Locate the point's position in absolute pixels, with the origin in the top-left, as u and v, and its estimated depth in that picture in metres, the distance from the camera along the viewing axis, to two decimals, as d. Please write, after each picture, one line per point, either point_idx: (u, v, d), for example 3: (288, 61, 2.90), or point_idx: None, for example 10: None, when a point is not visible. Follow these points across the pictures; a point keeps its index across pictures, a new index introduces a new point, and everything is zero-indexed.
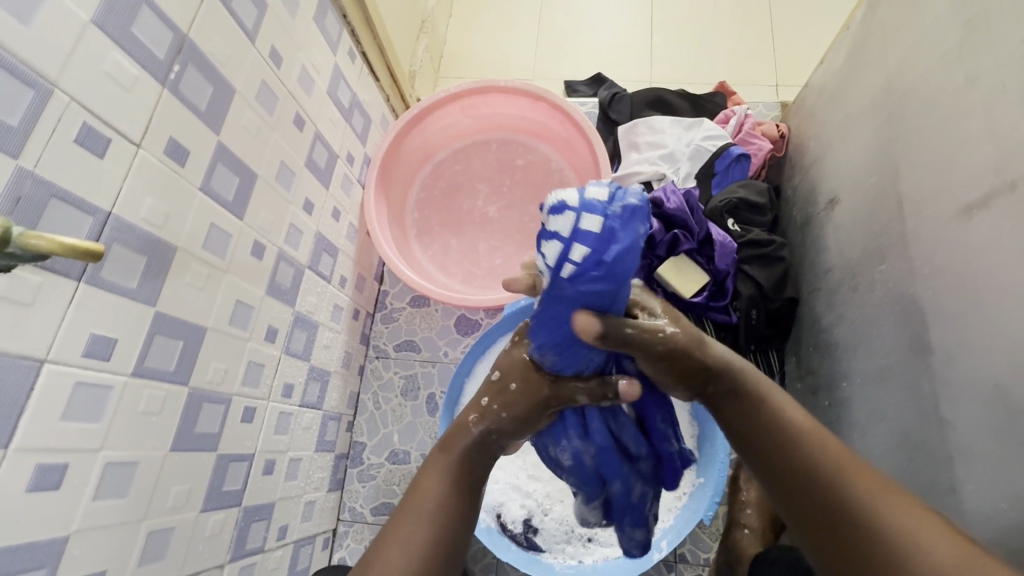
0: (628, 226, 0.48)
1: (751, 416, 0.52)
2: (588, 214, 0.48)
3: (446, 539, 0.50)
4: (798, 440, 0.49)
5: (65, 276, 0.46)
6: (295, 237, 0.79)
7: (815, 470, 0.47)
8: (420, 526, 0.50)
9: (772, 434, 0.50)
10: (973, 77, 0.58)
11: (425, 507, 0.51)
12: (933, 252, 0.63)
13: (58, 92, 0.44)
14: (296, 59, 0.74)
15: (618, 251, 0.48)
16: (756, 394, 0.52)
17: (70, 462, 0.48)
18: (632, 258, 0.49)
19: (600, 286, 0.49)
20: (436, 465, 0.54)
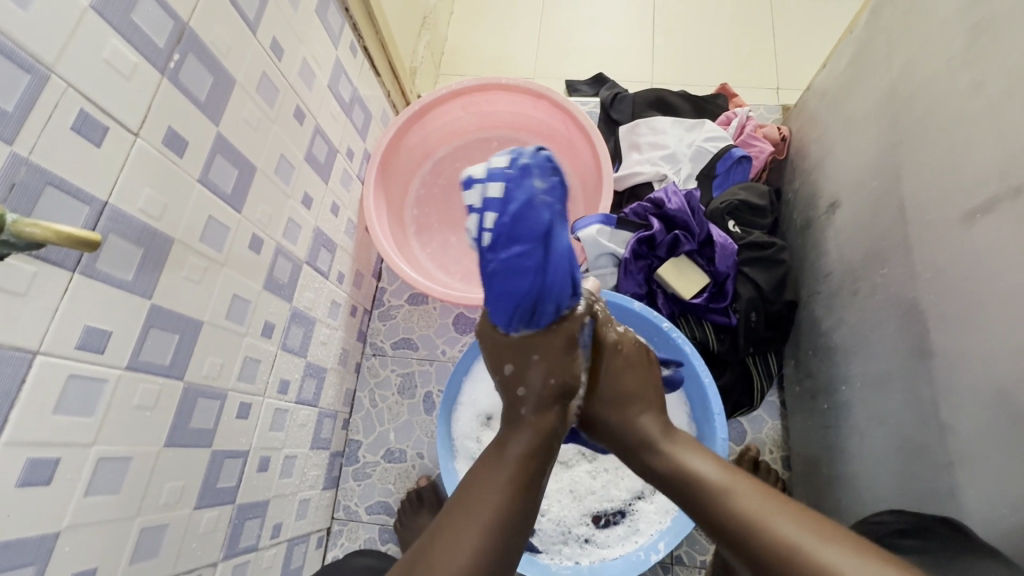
0: (523, 183, 0.55)
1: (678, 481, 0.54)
2: (489, 182, 0.55)
3: (499, 543, 0.49)
4: (723, 496, 0.51)
5: (60, 266, 0.45)
6: (294, 232, 0.78)
7: (739, 520, 0.49)
8: (473, 528, 0.49)
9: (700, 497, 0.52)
10: (979, 81, 0.58)
11: (478, 511, 0.50)
12: (936, 256, 0.63)
13: (54, 77, 0.43)
14: (297, 51, 0.73)
15: (524, 209, 0.55)
16: (675, 461, 0.55)
17: (61, 456, 0.47)
18: (537, 210, 0.55)
19: (521, 246, 0.55)
20: (490, 462, 0.54)
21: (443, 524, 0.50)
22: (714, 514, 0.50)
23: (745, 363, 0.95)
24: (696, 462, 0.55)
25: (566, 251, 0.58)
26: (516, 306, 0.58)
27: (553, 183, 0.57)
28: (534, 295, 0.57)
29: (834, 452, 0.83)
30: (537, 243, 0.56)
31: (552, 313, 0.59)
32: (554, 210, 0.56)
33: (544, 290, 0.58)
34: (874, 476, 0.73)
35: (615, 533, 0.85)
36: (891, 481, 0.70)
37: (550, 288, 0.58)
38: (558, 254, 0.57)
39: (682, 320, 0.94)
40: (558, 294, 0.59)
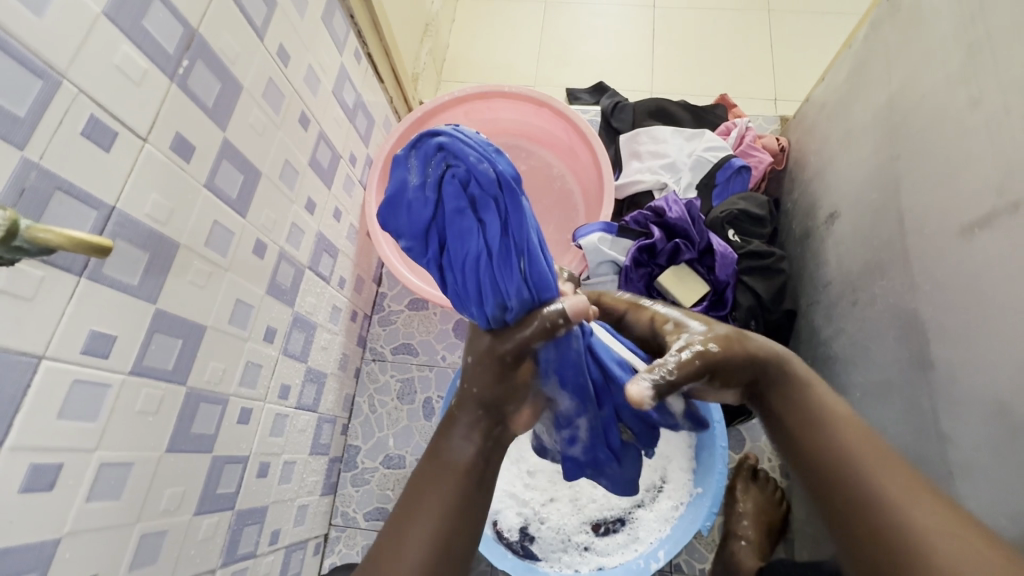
0: (398, 174, 0.45)
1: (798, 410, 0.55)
2: None
3: (449, 533, 0.52)
4: (825, 427, 0.53)
5: (67, 271, 0.45)
6: (297, 237, 0.78)
7: (835, 453, 0.52)
8: (423, 525, 0.51)
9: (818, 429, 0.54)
10: (978, 97, 0.59)
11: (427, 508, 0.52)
12: (936, 268, 0.64)
13: (65, 83, 0.43)
14: (303, 57, 0.73)
15: (393, 205, 0.46)
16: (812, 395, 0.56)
17: (64, 462, 0.47)
18: (410, 210, 0.45)
19: (406, 243, 0.48)
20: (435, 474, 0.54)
21: (397, 521, 0.53)
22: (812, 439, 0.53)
23: None
24: (836, 423, 0.53)
25: (471, 255, 0.47)
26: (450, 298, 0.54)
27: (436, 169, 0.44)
28: (450, 293, 0.51)
29: None
30: (424, 239, 0.47)
31: (482, 314, 0.52)
32: (434, 210, 0.45)
33: (453, 287, 0.50)
34: None
35: (615, 541, 0.85)
36: None
37: (463, 290, 0.50)
38: (457, 258, 0.48)
39: None
40: (479, 297, 0.50)
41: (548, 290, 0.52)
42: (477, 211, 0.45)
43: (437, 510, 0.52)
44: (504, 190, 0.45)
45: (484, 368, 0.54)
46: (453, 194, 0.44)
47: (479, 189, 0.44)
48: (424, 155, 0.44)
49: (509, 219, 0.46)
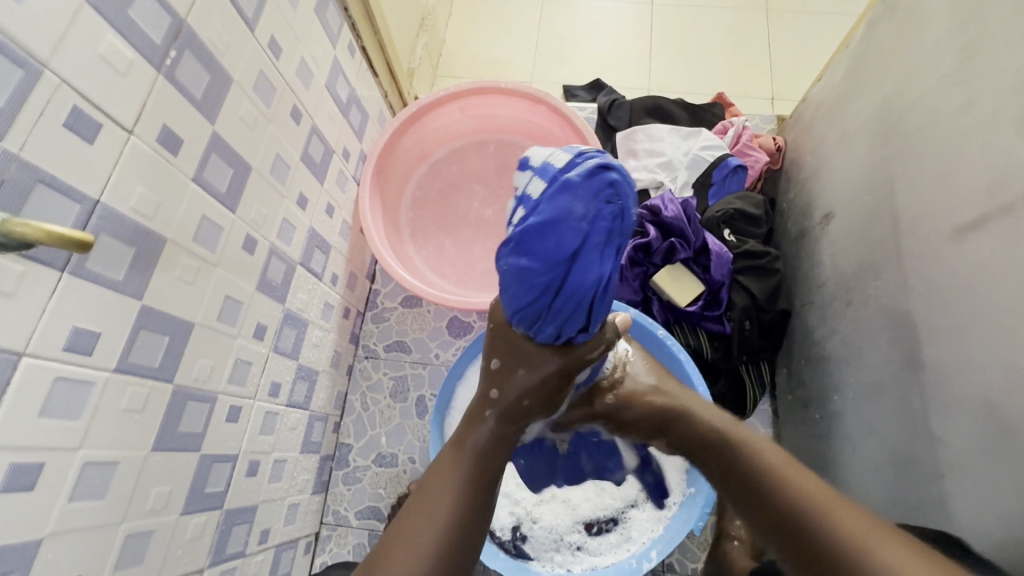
0: (558, 196, 0.42)
1: (733, 462, 0.56)
2: (537, 178, 0.44)
3: (451, 542, 0.50)
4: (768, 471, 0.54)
5: (48, 266, 0.43)
6: (288, 233, 0.77)
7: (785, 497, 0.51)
8: (427, 532, 0.50)
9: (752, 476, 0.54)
10: (974, 98, 0.59)
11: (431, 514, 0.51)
12: (929, 269, 0.63)
13: (47, 72, 0.42)
14: (295, 50, 0.72)
15: (542, 225, 0.42)
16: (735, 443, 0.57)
17: (45, 461, 0.46)
18: (561, 235, 0.42)
19: (526, 262, 0.44)
20: (447, 465, 0.54)
21: (398, 528, 0.51)
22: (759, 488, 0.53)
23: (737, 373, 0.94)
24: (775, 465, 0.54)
25: (591, 285, 0.45)
26: (514, 315, 0.49)
27: (602, 208, 0.43)
28: (532, 314, 0.48)
29: (826, 461, 0.83)
30: (552, 264, 0.44)
31: (553, 335, 0.50)
32: (583, 240, 0.43)
33: (544, 311, 0.47)
34: (867, 486, 0.74)
35: (607, 541, 0.85)
36: (884, 490, 0.70)
37: (554, 313, 0.47)
38: (577, 287, 0.45)
39: (676, 328, 0.94)
40: (564, 323, 0.48)
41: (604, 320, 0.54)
42: (615, 246, 0.45)
43: (443, 518, 0.50)
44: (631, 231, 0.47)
45: (541, 386, 0.54)
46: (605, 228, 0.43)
47: (626, 228, 0.45)
48: (595, 187, 0.42)
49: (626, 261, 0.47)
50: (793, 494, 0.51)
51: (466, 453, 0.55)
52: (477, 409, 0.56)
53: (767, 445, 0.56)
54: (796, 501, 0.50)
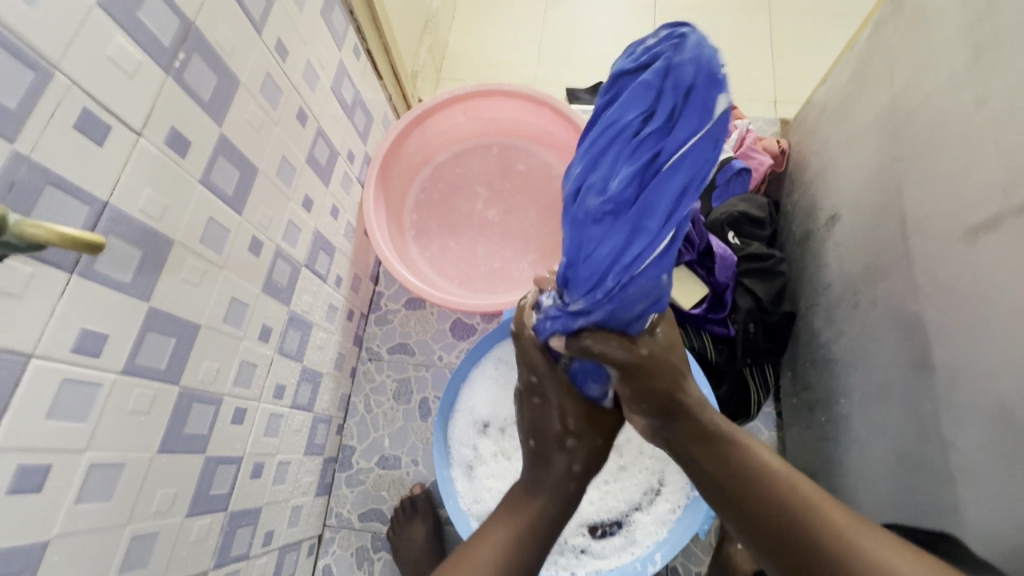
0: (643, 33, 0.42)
1: (719, 459, 0.53)
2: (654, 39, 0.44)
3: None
4: (766, 476, 0.51)
5: (57, 267, 0.44)
6: (293, 234, 0.77)
7: (778, 502, 0.49)
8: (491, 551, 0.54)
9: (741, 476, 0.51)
10: (981, 101, 0.59)
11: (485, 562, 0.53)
12: (938, 272, 0.63)
13: (58, 74, 0.42)
14: (301, 52, 0.72)
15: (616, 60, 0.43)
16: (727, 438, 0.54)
17: (53, 462, 0.46)
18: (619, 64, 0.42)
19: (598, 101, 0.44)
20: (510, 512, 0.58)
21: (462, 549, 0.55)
22: (754, 490, 0.50)
23: (742, 374, 0.94)
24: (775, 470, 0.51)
25: (621, 126, 0.40)
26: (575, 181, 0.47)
27: (667, 45, 0.39)
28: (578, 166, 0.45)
29: (832, 464, 0.83)
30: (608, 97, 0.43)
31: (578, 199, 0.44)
32: (634, 68, 0.40)
33: (583, 161, 0.43)
34: (873, 489, 0.74)
35: (611, 544, 0.84)
36: (891, 494, 0.70)
37: (588, 161, 0.43)
38: (609, 121, 0.41)
39: (682, 330, 0.92)
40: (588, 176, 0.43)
41: (643, 253, 0.43)
42: (661, 100, 0.39)
43: (511, 534, 0.55)
44: (699, 100, 0.38)
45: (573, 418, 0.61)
46: (654, 69, 0.39)
47: (679, 80, 0.38)
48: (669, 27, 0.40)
49: (675, 127, 0.38)
50: (784, 497, 0.49)
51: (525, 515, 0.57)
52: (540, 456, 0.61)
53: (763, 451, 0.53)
54: (783, 508, 0.49)
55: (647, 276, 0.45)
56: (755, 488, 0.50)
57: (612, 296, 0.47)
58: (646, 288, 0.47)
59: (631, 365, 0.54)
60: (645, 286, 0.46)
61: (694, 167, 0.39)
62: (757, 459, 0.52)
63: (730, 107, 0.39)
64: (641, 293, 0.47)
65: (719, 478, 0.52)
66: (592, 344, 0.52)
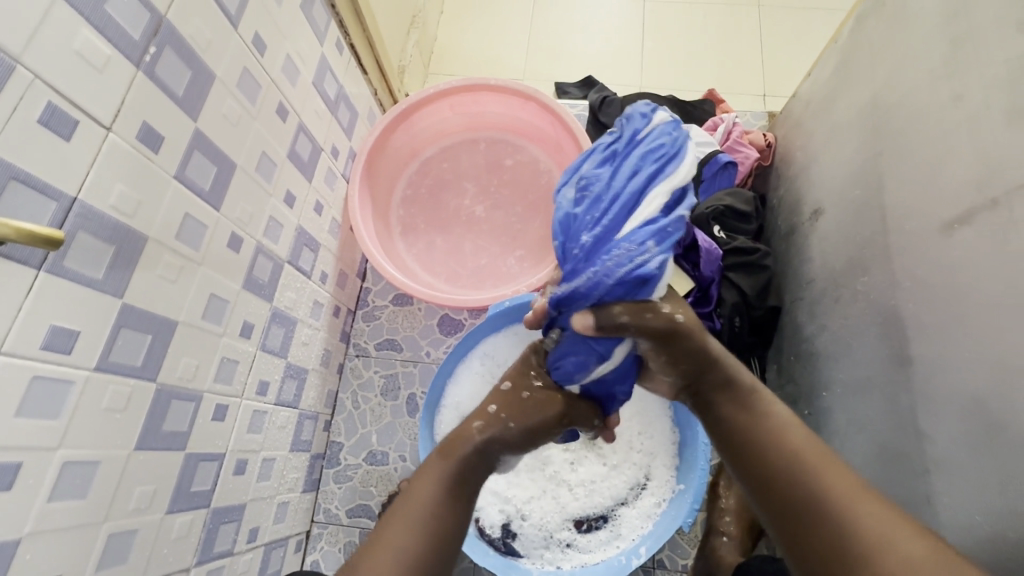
0: None
1: (741, 409, 0.57)
2: None
3: (438, 540, 0.53)
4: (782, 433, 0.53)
5: (24, 264, 0.43)
6: (275, 231, 0.76)
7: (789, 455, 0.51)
8: (427, 491, 0.55)
9: (760, 425, 0.55)
10: (959, 93, 0.59)
11: (419, 510, 0.54)
12: (916, 264, 0.63)
13: (20, 68, 0.41)
14: (280, 46, 0.72)
15: None
16: (752, 390, 0.58)
17: (24, 460, 0.45)
18: None
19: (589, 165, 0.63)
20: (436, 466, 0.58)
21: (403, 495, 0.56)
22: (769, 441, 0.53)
23: None
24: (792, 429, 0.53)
25: (599, 145, 0.58)
26: None
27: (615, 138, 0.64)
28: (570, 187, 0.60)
29: None
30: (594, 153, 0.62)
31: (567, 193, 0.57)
32: None
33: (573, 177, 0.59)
34: None
35: (597, 538, 0.85)
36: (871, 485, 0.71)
37: (575, 174, 0.58)
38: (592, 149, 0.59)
39: None
40: (575, 178, 0.58)
41: (622, 203, 0.52)
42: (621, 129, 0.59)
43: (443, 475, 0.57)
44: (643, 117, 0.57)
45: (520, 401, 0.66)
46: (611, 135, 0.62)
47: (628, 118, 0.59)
48: None
49: (635, 130, 0.56)
50: (796, 447, 0.52)
51: (454, 466, 0.58)
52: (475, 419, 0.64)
53: (784, 411, 0.56)
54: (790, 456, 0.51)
55: (631, 232, 0.52)
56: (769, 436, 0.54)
57: (596, 255, 0.53)
58: (629, 246, 0.52)
59: (667, 333, 0.56)
60: (627, 244, 0.52)
61: (652, 145, 0.54)
62: (778, 415, 0.55)
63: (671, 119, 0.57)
64: (625, 252, 0.52)
65: (737, 423, 0.56)
66: (627, 320, 0.54)
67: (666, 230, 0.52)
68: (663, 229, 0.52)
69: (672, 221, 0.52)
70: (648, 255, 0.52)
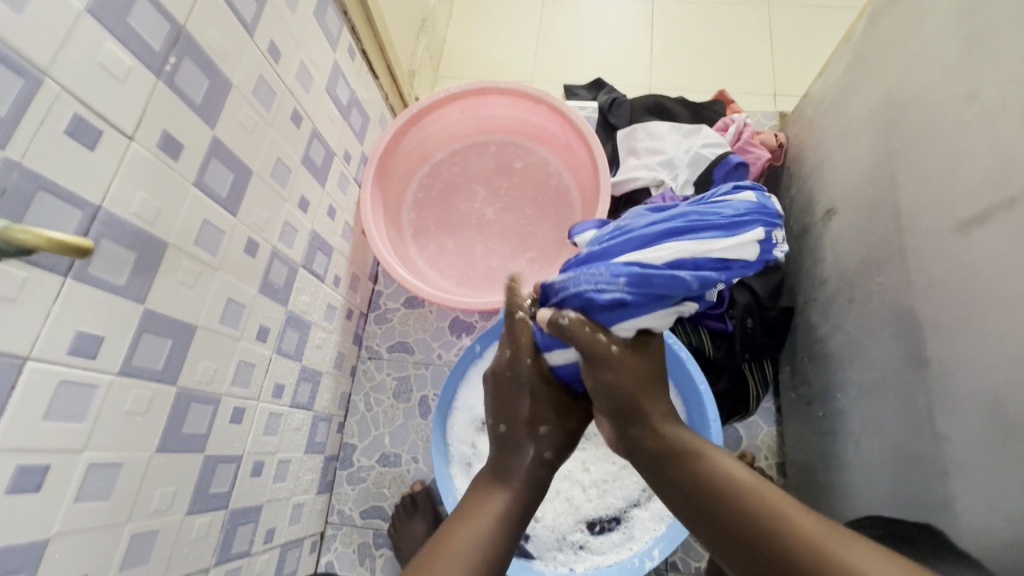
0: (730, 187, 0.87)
1: (695, 478, 0.49)
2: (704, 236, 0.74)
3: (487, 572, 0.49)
4: (739, 492, 0.47)
5: (52, 271, 0.44)
6: (290, 235, 0.77)
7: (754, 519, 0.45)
8: (480, 528, 0.51)
9: (724, 497, 0.47)
10: (974, 92, 0.58)
11: (468, 549, 0.49)
12: (932, 264, 0.63)
13: (48, 81, 0.42)
14: (294, 53, 0.73)
15: None
16: (697, 453, 0.50)
17: (51, 462, 0.47)
18: None
19: None
20: (489, 502, 0.53)
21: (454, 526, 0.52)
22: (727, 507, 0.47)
23: (739, 369, 0.94)
24: (747, 485, 0.47)
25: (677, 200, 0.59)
26: None
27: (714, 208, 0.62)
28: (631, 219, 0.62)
29: (830, 458, 0.83)
30: None
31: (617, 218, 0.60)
32: None
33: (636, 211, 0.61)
34: (870, 483, 0.74)
35: (610, 540, 0.85)
36: (888, 489, 0.70)
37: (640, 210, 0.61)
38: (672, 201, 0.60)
39: (680, 325, 0.92)
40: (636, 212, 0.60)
41: (638, 240, 0.54)
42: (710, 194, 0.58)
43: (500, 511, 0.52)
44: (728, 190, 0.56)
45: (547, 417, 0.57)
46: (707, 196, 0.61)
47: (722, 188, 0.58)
48: None
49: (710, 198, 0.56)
50: (774, 518, 0.45)
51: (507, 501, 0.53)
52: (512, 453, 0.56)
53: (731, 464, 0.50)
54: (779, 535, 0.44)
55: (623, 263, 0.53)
56: (742, 511, 0.46)
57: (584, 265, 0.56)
58: (605, 271, 0.53)
59: (593, 358, 0.52)
60: (606, 267, 0.53)
61: (707, 215, 0.53)
62: (738, 477, 0.48)
63: (751, 204, 0.53)
64: (600, 273, 0.53)
65: (696, 498, 0.49)
66: (569, 325, 0.52)
67: (649, 279, 0.51)
68: (647, 276, 0.52)
69: (662, 275, 0.51)
70: (614, 288, 0.52)
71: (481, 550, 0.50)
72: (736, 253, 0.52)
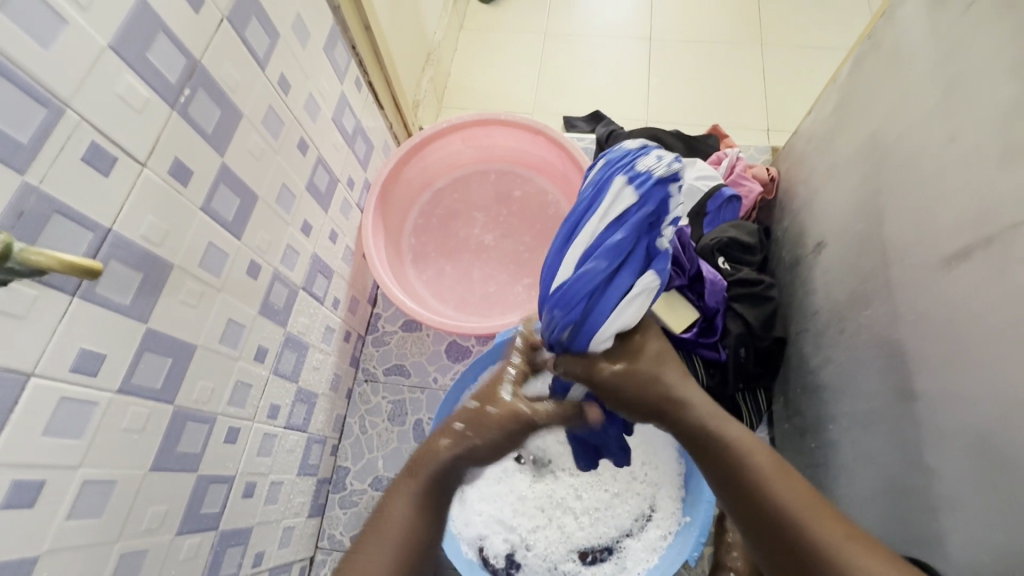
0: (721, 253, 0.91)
1: (722, 464, 0.54)
2: None
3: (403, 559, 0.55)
4: (767, 486, 0.52)
5: (60, 290, 0.46)
6: (291, 258, 0.79)
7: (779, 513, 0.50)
8: (400, 514, 0.56)
9: (750, 490, 0.52)
10: (952, 135, 0.61)
11: (387, 534, 0.55)
12: (918, 299, 0.64)
13: (68, 111, 0.45)
14: (303, 86, 0.76)
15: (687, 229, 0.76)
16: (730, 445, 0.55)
17: (47, 478, 0.47)
18: None
19: None
20: (402, 487, 0.58)
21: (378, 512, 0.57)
22: (756, 498, 0.52)
23: (734, 399, 0.94)
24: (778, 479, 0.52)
25: None
26: None
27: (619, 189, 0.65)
28: None
29: (824, 490, 0.83)
30: None
31: None
32: None
33: None
34: (864, 516, 0.73)
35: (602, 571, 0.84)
36: (881, 522, 0.70)
37: None
38: None
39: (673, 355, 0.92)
40: None
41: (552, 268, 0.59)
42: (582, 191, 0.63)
43: (415, 495, 0.57)
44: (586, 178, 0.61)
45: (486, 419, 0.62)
46: None
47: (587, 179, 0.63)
48: None
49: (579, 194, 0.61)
50: (794, 511, 0.50)
51: (419, 485, 0.58)
52: (437, 438, 0.61)
53: (765, 457, 0.54)
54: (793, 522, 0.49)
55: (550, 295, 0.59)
56: (763, 498, 0.51)
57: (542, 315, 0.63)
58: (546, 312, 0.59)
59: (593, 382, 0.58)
60: (545, 309, 0.59)
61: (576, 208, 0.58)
62: (765, 472, 0.53)
63: (600, 168, 0.57)
64: (545, 317, 0.60)
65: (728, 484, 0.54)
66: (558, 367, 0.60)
67: (566, 291, 0.56)
68: (565, 291, 0.56)
69: (571, 280, 0.56)
70: (558, 319, 0.58)
71: (399, 535, 0.55)
72: (613, 213, 0.54)
